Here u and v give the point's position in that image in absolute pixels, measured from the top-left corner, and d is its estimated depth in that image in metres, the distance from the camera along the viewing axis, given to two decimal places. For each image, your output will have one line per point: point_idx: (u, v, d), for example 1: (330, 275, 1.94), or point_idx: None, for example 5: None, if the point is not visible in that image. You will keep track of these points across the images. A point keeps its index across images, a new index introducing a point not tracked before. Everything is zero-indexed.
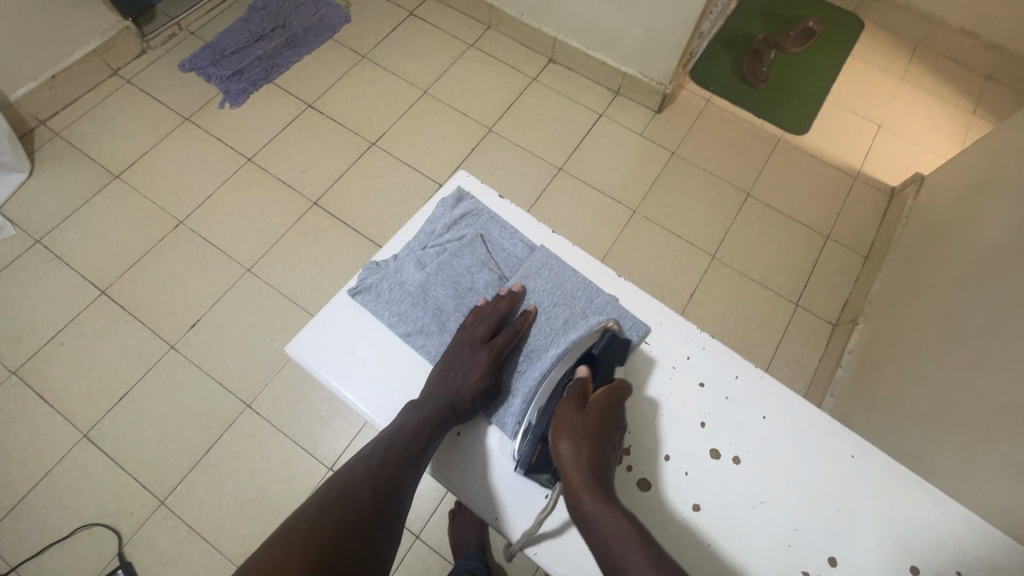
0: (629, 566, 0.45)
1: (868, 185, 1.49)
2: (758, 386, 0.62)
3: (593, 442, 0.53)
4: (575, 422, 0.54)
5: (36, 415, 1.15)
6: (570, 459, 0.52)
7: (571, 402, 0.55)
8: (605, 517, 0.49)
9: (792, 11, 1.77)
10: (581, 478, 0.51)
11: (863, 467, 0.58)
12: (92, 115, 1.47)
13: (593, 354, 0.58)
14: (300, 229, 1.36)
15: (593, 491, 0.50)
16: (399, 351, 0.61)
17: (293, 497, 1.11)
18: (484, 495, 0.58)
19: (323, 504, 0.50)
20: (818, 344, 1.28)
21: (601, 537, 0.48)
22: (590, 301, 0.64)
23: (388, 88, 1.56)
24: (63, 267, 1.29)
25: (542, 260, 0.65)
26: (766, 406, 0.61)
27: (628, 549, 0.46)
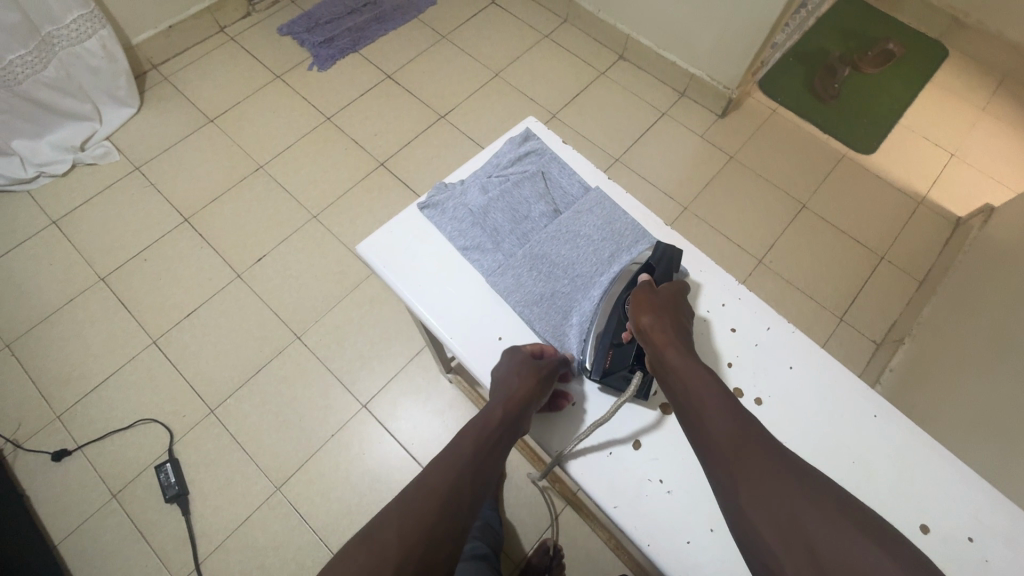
0: (709, 400, 0.50)
1: (933, 211, 1.45)
2: (789, 339, 0.64)
3: (675, 319, 0.57)
4: (657, 301, 0.58)
5: (115, 318, 1.28)
6: (653, 328, 0.56)
7: (645, 287, 0.59)
8: (688, 369, 0.53)
9: (872, 32, 1.75)
10: (664, 337, 0.55)
11: (886, 429, 0.59)
12: (197, 65, 1.62)
13: (649, 263, 0.62)
14: (364, 186, 1.45)
15: (678, 349, 0.54)
16: (456, 264, 0.67)
17: (328, 425, 1.19)
18: None
19: (408, 519, 0.47)
20: (859, 359, 1.26)
21: (683, 382, 0.52)
22: (639, 240, 0.66)
23: (462, 68, 1.65)
24: (155, 193, 1.43)
25: (598, 199, 0.69)
26: (793, 357, 0.63)
27: (709, 391, 0.50)
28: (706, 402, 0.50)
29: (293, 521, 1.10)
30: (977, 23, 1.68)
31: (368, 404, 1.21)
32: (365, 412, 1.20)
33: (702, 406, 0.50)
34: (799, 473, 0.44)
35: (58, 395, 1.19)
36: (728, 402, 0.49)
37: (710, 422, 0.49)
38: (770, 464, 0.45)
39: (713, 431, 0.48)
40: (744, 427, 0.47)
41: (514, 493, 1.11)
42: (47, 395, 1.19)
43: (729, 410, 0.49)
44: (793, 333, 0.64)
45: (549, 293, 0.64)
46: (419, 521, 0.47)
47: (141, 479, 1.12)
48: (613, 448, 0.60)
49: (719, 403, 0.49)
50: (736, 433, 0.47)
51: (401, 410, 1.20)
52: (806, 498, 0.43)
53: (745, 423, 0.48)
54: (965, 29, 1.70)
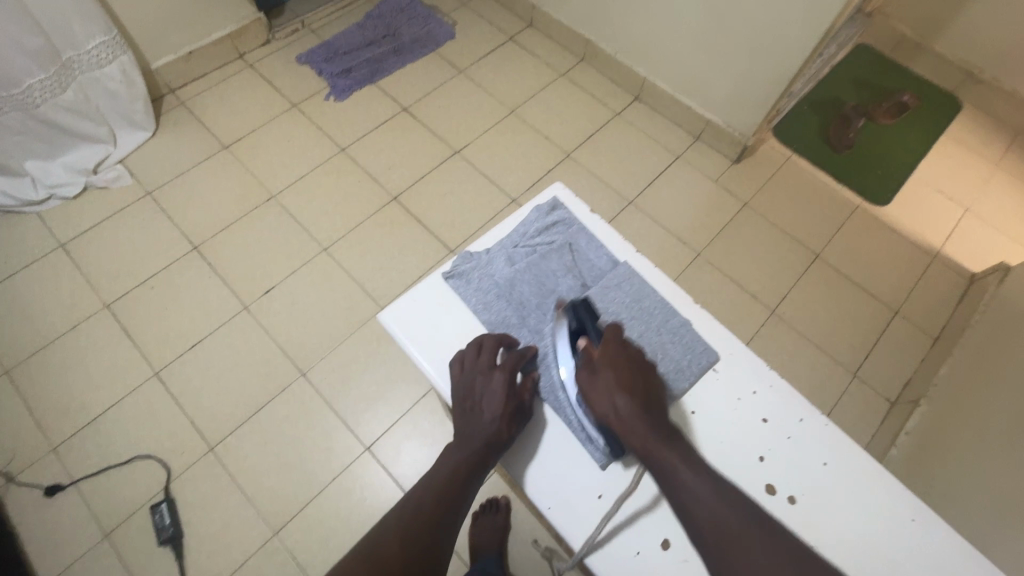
0: (686, 484, 0.51)
1: (947, 266, 1.44)
2: (823, 432, 0.62)
3: (628, 387, 0.58)
4: (603, 379, 0.58)
5: (117, 347, 1.25)
6: (613, 414, 0.56)
7: (585, 371, 0.59)
8: (659, 451, 0.54)
9: (886, 83, 1.76)
10: (630, 421, 0.56)
11: (924, 533, 0.57)
12: (214, 90, 1.63)
13: (576, 326, 0.63)
14: (377, 220, 1.44)
15: (642, 427, 0.55)
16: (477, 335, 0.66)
17: (330, 468, 1.16)
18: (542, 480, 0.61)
19: (407, 531, 0.51)
20: (873, 419, 1.24)
21: (659, 466, 0.53)
22: (666, 319, 0.66)
23: (479, 104, 1.65)
24: (166, 220, 1.42)
25: (626, 275, 0.68)
26: (828, 453, 0.61)
27: (683, 474, 0.52)
28: (684, 490, 0.51)
29: (288, 570, 1.06)
30: (990, 80, 1.69)
31: (371, 447, 1.18)
32: (367, 455, 1.17)
33: (683, 493, 0.51)
34: (783, 558, 0.45)
35: (56, 426, 1.17)
36: (706, 484, 0.51)
37: (690, 508, 0.50)
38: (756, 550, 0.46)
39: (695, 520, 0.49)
40: (720, 512, 0.49)
41: (518, 547, 1.08)
42: (44, 426, 1.16)
43: (709, 496, 0.50)
44: (828, 426, 0.62)
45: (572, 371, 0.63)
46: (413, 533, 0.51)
47: (135, 519, 1.09)
48: (641, 546, 0.58)
49: (696, 489, 0.50)
50: (713, 521, 0.48)
51: (405, 455, 1.17)
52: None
53: (724, 503, 0.49)
54: (979, 84, 1.71)
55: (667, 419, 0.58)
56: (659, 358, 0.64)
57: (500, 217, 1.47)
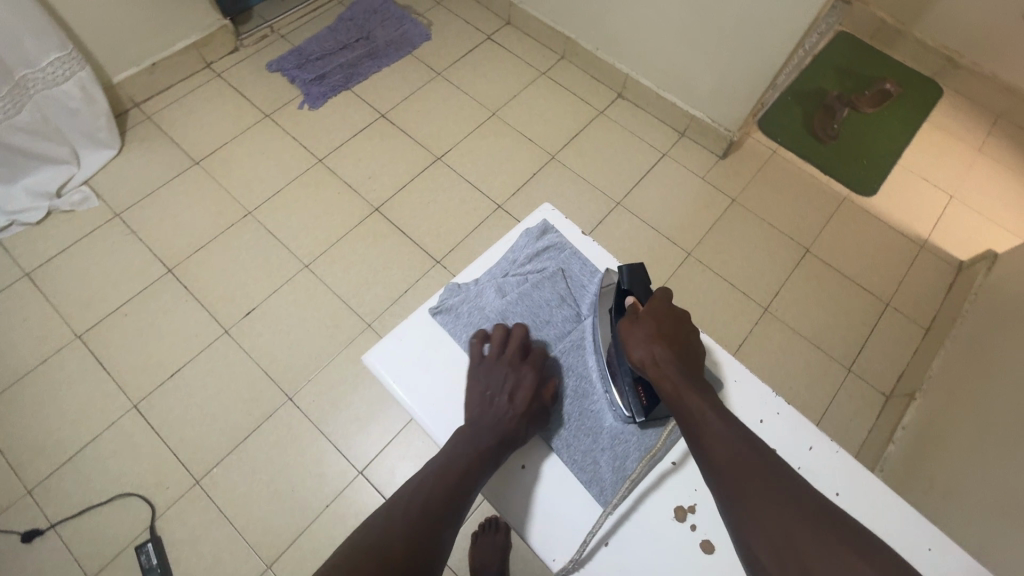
0: (711, 426, 0.49)
1: (936, 255, 1.44)
2: (835, 460, 0.60)
3: (668, 339, 0.56)
4: (642, 331, 0.57)
5: (92, 380, 1.20)
6: (647, 361, 0.55)
7: (627, 320, 0.58)
8: (690, 397, 0.52)
9: (868, 70, 1.76)
10: (662, 369, 0.54)
11: (939, 562, 0.55)
12: (182, 103, 1.56)
13: (623, 288, 0.61)
14: (359, 233, 1.40)
15: (678, 375, 0.53)
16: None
17: (323, 495, 1.12)
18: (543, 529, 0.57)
19: (416, 518, 0.50)
20: (870, 414, 1.23)
21: (685, 409, 0.51)
22: None
23: (459, 107, 1.61)
24: (137, 242, 1.36)
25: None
26: (839, 482, 0.59)
27: (709, 416, 0.50)
28: (708, 431, 0.49)
29: None
30: (970, 65, 1.69)
31: (365, 470, 1.15)
32: (361, 479, 1.14)
33: (704, 434, 0.49)
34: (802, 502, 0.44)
35: (30, 466, 1.11)
36: (730, 428, 0.49)
37: (710, 447, 0.48)
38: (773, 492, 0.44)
39: (713, 459, 0.47)
40: (744, 453, 0.47)
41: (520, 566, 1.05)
42: (18, 468, 1.11)
43: (734, 439, 0.48)
44: (838, 452, 0.61)
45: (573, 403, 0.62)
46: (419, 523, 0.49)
47: (121, 560, 1.05)
48: None
49: (721, 430, 0.48)
50: (737, 460, 0.46)
51: (400, 477, 1.14)
52: (812, 531, 0.41)
53: (749, 449, 0.47)
54: (959, 69, 1.71)
55: (703, 373, 0.56)
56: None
57: (486, 224, 1.43)
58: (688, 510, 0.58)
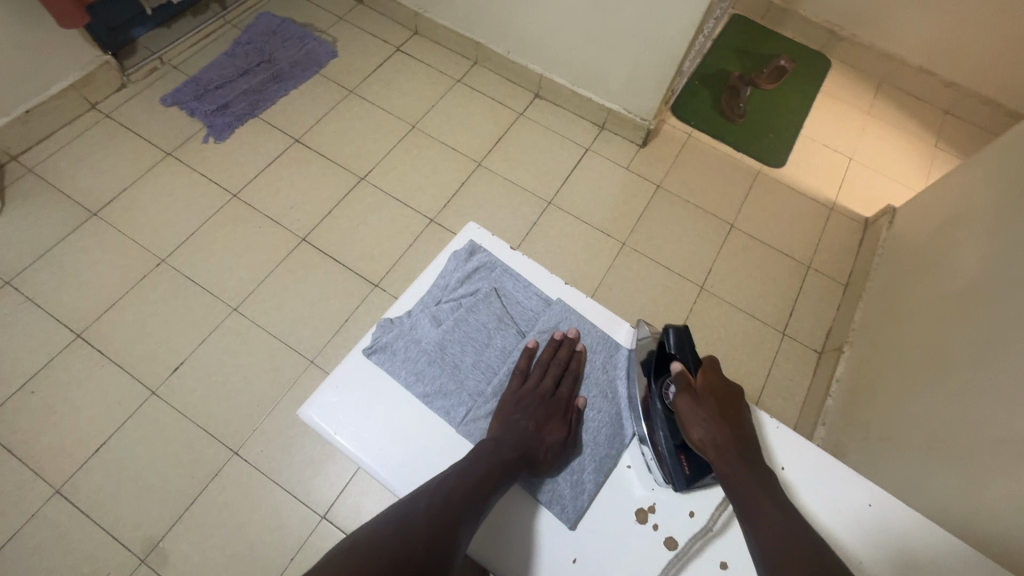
0: (772, 519, 0.49)
1: (844, 215, 1.55)
2: (780, 442, 0.63)
3: (730, 418, 0.57)
4: (706, 409, 0.57)
5: (1, 471, 1.07)
6: (709, 443, 0.55)
7: (686, 394, 0.57)
8: (752, 482, 0.52)
9: (763, 49, 1.86)
10: (719, 452, 0.54)
11: (879, 513, 0.60)
12: (67, 150, 1.42)
13: (671, 354, 0.62)
14: (288, 266, 1.33)
15: (740, 459, 0.54)
16: (418, 410, 0.60)
17: (286, 548, 1.06)
18: (506, 555, 0.56)
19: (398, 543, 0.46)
20: (807, 371, 1.31)
21: (745, 495, 0.52)
22: (611, 355, 0.67)
23: (376, 123, 1.56)
24: (35, 310, 1.23)
25: (560, 312, 0.68)
26: (785, 458, 0.62)
27: (769, 508, 0.50)
28: (769, 523, 0.49)
29: None
30: (851, 36, 1.84)
31: (328, 514, 1.10)
32: (325, 524, 1.09)
33: (765, 522, 0.49)
34: None
35: None
36: (793, 525, 0.49)
37: (767, 538, 0.48)
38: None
39: (776, 548, 0.47)
40: (805, 548, 0.47)
41: None
42: None
43: (794, 534, 0.48)
44: (778, 428, 0.64)
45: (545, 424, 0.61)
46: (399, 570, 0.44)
47: None
48: None
49: (782, 523, 0.49)
50: (797, 555, 0.46)
51: (366, 514, 1.10)
52: None
53: (808, 544, 0.47)
54: (842, 41, 1.85)
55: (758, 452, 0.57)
56: (611, 398, 0.65)
57: (420, 240, 1.40)
58: (648, 510, 0.58)
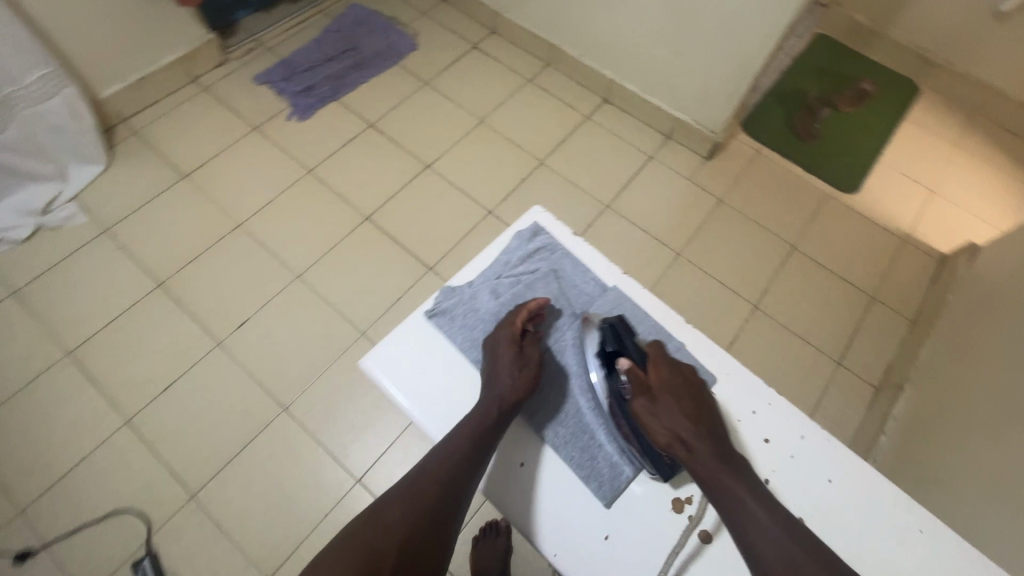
0: (749, 509, 0.55)
1: (918, 248, 1.47)
2: (825, 449, 0.63)
3: (690, 412, 0.60)
4: (661, 405, 0.60)
5: (83, 397, 1.19)
6: (678, 440, 0.59)
7: (641, 397, 0.61)
8: (720, 473, 0.57)
9: (846, 70, 1.80)
10: (691, 448, 0.58)
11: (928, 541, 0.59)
12: (169, 117, 1.56)
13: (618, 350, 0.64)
14: (351, 241, 1.40)
15: (708, 454, 0.58)
16: (470, 373, 0.65)
17: (321, 505, 1.12)
18: (548, 526, 0.62)
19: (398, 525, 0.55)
20: (860, 405, 1.25)
21: (718, 487, 0.56)
22: (661, 345, 0.68)
23: (447, 115, 1.62)
24: (126, 257, 1.35)
25: (615, 300, 0.69)
26: (830, 469, 0.62)
27: (743, 497, 0.56)
28: (745, 515, 0.54)
29: None
30: (944, 63, 1.74)
31: (363, 479, 1.14)
32: (359, 488, 1.14)
33: (743, 513, 0.55)
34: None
35: (20, 488, 1.09)
36: (767, 512, 0.55)
37: (746, 527, 0.54)
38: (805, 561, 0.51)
39: (755, 544, 0.53)
40: (781, 537, 0.53)
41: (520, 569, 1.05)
42: (8, 488, 1.09)
43: (770, 521, 0.54)
44: (825, 439, 0.64)
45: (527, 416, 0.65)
46: (410, 533, 0.55)
47: None
48: None
49: (755, 510, 0.55)
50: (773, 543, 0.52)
51: None
52: None
53: (780, 528, 0.53)
54: (934, 68, 1.76)
55: (723, 438, 0.61)
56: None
57: (477, 230, 1.44)
58: (684, 501, 0.63)
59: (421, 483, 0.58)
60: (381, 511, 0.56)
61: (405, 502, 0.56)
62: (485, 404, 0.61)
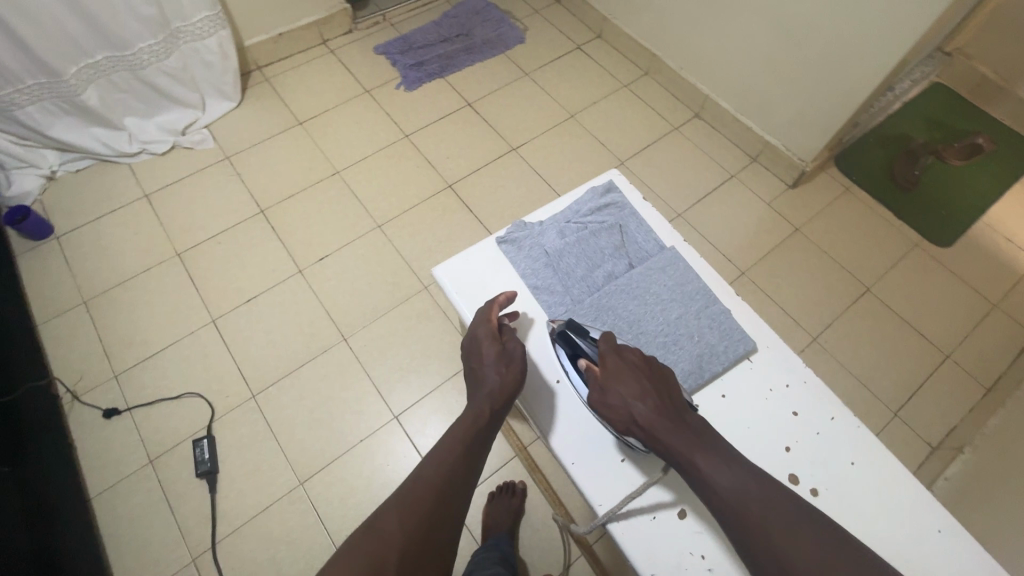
0: (713, 481, 0.52)
1: (1008, 316, 1.38)
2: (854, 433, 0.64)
3: (646, 389, 0.59)
4: (614, 389, 0.60)
5: (182, 292, 1.36)
6: (636, 423, 0.58)
7: (595, 389, 0.62)
8: (684, 449, 0.55)
9: (960, 123, 1.71)
10: (652, 429, 0.57)
11: (948, 542, 0.58)
12: (296, 71, 1.75)
13: (577, 348, 0.66)
14: (430, 204, 1.51)
15: (669, 432, 0.56)
16: (524, 297, 0.72)
17: (359, 430, 1.21)
18: (570, 439, 0.66)
19: (416, 506, 0.54)
20: (911, 460, 1.19)
21: (686, 466, 0.54)
22: (708, 305, 0.70)
23: (540, 106, 1.71)
24: (239, 183, 1.53)
25: (671, 259, 0.73)
26: (856, 453, 0.63)
27: (706, 468, 0.53)
28: (714, 491, 0.52)
29: (310, 519, 1.12)
30: None
31: (400, 416, 1.23)
32: (394, 423, 1.22)
33: (714, 488, 0.52)
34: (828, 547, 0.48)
35: (119, 356, 1.27)
36: (732, 481, 0.52)
37: (719, 502, 0.52)
38: (784, 540, 0.48)
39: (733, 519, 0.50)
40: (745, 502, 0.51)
41: (528, 532, 1.09)
42: (110, 355, 1.27)
43: (733, 489, 0.51)
44: (858, 428, 0.65)
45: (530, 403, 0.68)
46: (409, 537, 0.52)
47: (178, 450, 1.17)
48: (658, 513, 0.62)
49: (722, 478, 0.52)
50: (747, 518, 0.50)
51: (430, 428, 1.21)
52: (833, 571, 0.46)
53: (753, 501, 0.50)
54: None
55: (689, 414, 0.59)
56: (697, 339, 0.68)
57: None
58: None
59: (418, 487, 0.56)
60: (378, 518, 0.53)
61: (402, 509, 0.54)
62: (476, 404, 0.63)
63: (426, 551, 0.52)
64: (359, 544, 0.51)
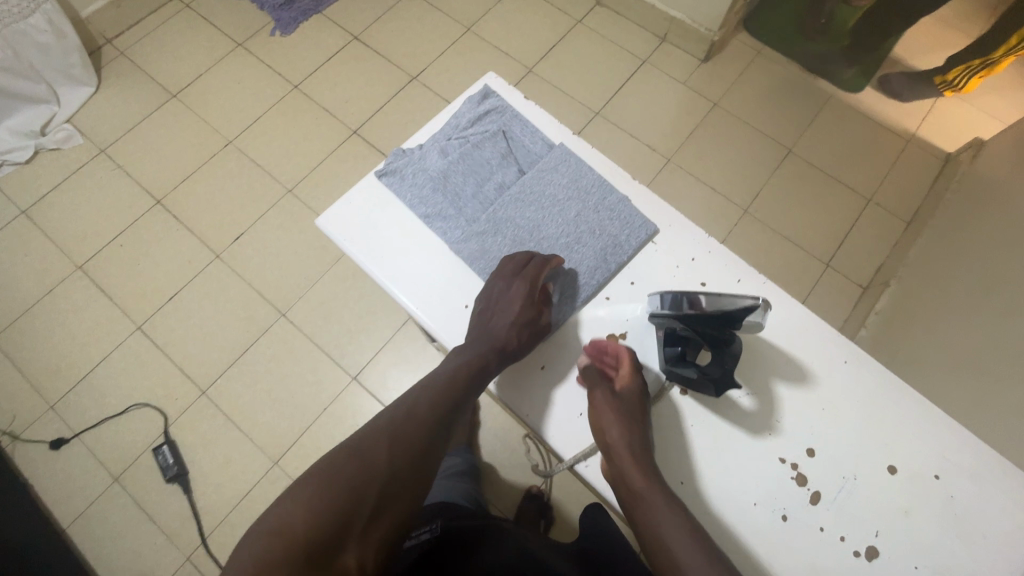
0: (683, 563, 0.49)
1: (922, 148, 1.42)
2: (790, 326, 0.64)
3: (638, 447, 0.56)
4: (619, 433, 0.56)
5: (96, 306, 1.27)
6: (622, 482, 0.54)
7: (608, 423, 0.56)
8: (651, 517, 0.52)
9: None
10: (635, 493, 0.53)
11: (852, 369, 0.62)
12: (153, 36, 1.55)
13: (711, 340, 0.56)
14: (339, 155, 1.41)
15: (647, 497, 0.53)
16: (417, 227, 0.69)
17: (320, 400, 1.20)
18: None
19: (404, 439, 0.53)
20: (846, 304, 1.26)
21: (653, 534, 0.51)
22: (605, 195, 0.69)
23: (433, 24, 1.57)
24: (124, 176, 1.39)
25: (561, 156, 0.71)
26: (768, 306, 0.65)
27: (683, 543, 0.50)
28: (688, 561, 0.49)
29: None
30: None
31: (358, 376, 1.22)
32: (355, 384, 1.21)
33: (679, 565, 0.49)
34: None
35: (49, 386, 1.20)
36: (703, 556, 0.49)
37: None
38: None
39: None
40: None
41: (503, 454, 1.13)
42: (38, 387, 1.20)
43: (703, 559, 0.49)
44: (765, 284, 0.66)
45: (534, 333, 0.62)
46: (397, 469, 0.51)
47: (140, 462, 1.15)
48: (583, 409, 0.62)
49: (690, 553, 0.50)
50: None
51: (392, 380, 1.21)
52: None
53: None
54: None
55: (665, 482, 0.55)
56: (598, 233, 0.68)
57: None
58: (619, 337, 0.64)
59: (409, 424, 0.54)
60: (367, 447, 0.52)
61: (391, 445, 0.52)
62: (480, 350, 0.60)
63: (413, 485, 0.52)
64: (345, 468, 0.50)
